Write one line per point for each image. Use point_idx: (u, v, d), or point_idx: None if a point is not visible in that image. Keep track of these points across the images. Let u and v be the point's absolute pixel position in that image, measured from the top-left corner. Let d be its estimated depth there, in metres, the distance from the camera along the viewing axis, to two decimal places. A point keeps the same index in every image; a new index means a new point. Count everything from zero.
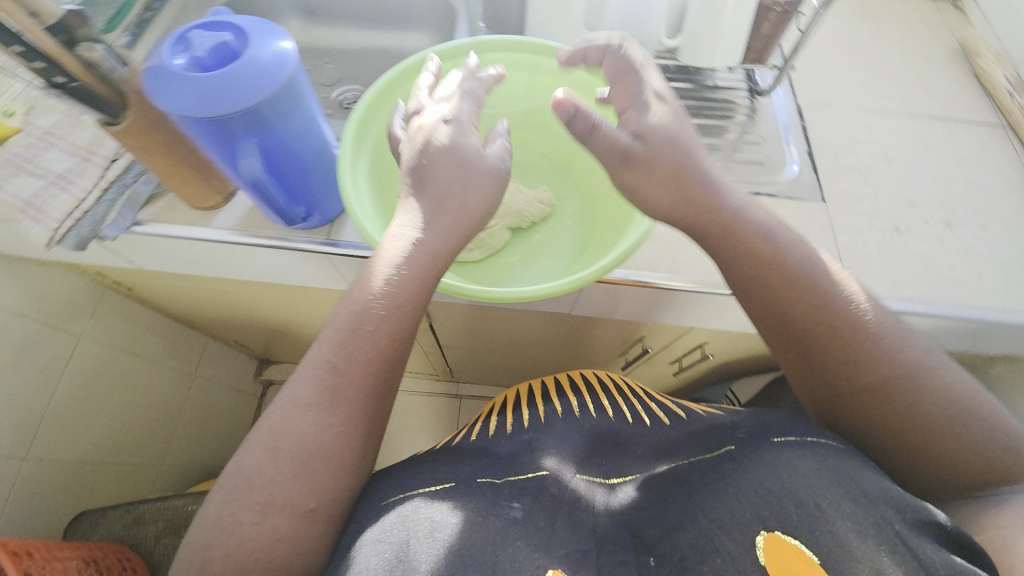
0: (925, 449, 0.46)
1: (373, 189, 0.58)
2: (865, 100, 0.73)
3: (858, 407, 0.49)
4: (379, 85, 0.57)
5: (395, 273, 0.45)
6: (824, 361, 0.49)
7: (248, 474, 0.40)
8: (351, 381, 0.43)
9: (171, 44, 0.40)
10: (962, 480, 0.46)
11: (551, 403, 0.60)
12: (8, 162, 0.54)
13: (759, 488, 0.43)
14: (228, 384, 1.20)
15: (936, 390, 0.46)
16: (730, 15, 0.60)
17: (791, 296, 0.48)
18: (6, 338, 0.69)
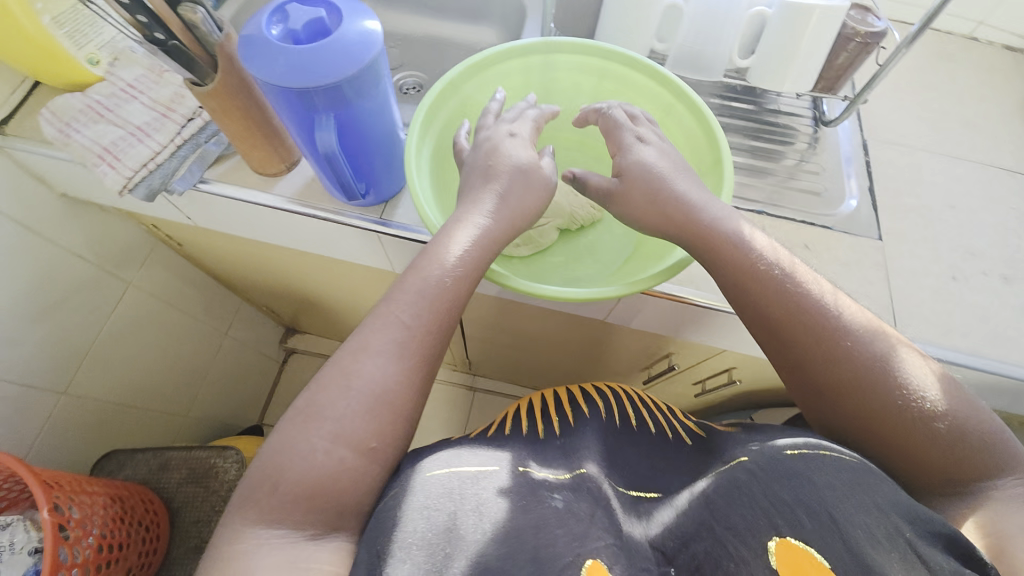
0: (900, 446, 0.43)
1: (433, 176, 0.59)
2: (933, 142, 0.71)
3: (830, 402, 0.46)
4: (450, 76, 0.58)
5: (462, 255, 0.47)
6: (792, 351, 0.47)
7: (318, 405, 0.42)
8: (416, 339, 0.45)
9: (269, 13, 0.41)
10: (942, 480, 0.42)
11: (580, 408, 0.59)
12: (90, 108, 0.58)
13: (770, 495, 0.42)
14: (255, 347, 1.23)
15: (905, 379, 0.44)
16: (810, 41, 0.58)
17: (761, 279, 0.48)
18: (61, 275, 0.73)
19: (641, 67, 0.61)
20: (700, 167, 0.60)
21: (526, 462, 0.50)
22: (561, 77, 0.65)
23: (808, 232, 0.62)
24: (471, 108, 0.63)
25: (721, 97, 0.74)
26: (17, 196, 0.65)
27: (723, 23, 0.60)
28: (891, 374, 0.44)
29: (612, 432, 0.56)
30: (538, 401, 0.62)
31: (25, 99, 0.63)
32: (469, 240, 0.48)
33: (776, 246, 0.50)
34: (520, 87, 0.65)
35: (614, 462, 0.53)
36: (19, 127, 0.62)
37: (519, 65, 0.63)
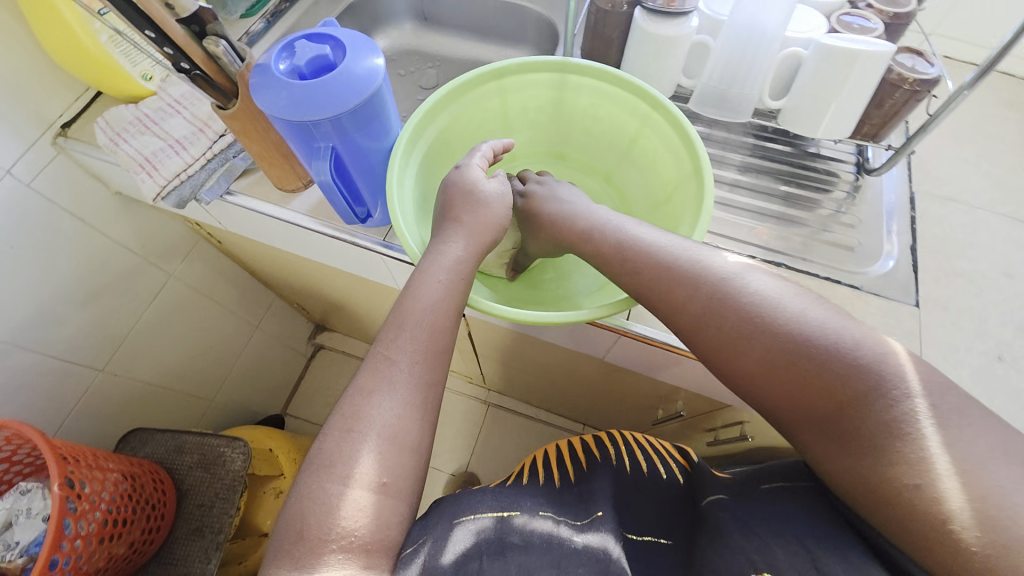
0: (770, 375, 0.40)
1: (416, 200, 0.58)
2: (993, 200, 0.64)
3: (701, 351, 0.44)
4: (426, 106, 0.56)
5: (443, 280, 0.48)
6: (681, 326, 0.44)
7: (328, 451, 0.41)
8: (406, 369, 0.45)
9: (278, 49, 0.43)
10: (821, 399, 0.38)
11: (593, 457, 0.61)
12: (139, 121, 0.63)
13: (753, 538, 0.43)
14: (284, 340, 1.30)
15: (752, 300, 0.41)
16: (850, 86, 0.54)
17: (612, 242, 0.49)
18: (109, 264, 0.80)
19: (603, 74, 0.58)
20: (680, 178, 0.57)
21: (547, 508, 0.53)
22: (537, 92, 0.62)
23: (832, 290, 0.57)
24: (450, 134, 0.61)
25: (754, 137, 0.70)
26: (75, 192, 0.72)
27: (752, 62, 0.56)
28: (738, 300, 0.42)
29: (623, 477, 0.58)
30: (554, 452, 0.64)
31: (88, 105, 0.71)
32: (445, 273, 0.49)
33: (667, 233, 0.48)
34: (497, 107, 0.63)
35: (628, 508, 0.55)
36: (80, 131, 0.69)
37: (494, 87, 0.60)
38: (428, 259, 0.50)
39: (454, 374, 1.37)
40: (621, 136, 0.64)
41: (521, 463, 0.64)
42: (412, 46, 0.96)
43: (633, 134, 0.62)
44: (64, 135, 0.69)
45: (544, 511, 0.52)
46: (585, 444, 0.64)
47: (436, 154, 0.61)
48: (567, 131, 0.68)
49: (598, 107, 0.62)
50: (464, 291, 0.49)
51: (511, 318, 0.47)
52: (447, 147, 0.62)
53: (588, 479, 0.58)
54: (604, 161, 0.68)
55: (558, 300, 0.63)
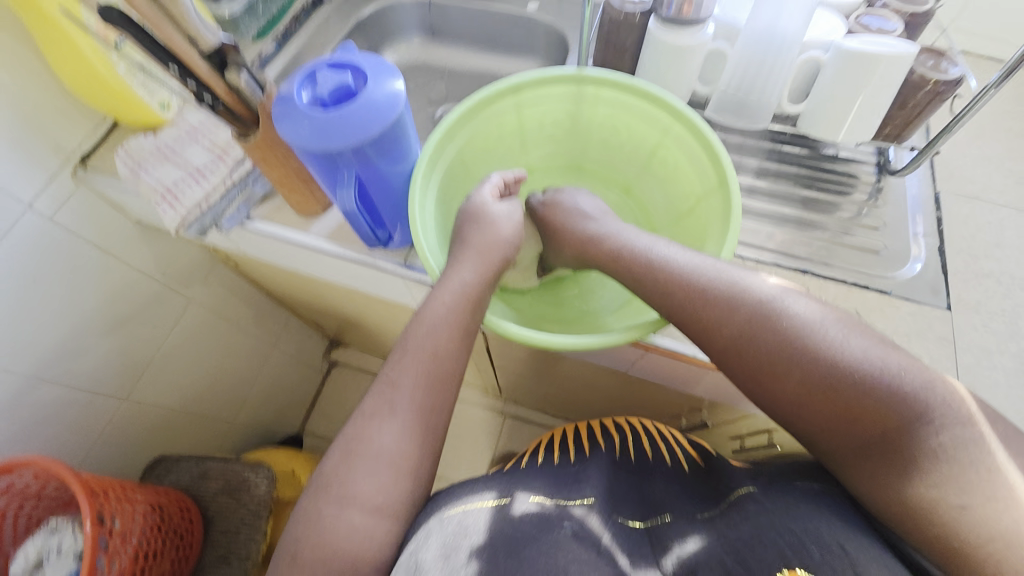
0: (812, 399, 0.40)
1: (438, 221, 0.58)
2: (1020, 197, 0.63)
3: (736, 369, 0.44)
4: (444, 125, 0.55)
5: (450, 302, 0.48)
6: (715, 346, 0.44)
7: (328, 475, 0.44)
8: (405, 396, 0.46)
9: (300, 79, 0.43)
10: (866, 424, 0.39)
11: (594, 446, 0.62)
12: (159, 151, 0.64)
13: (779, 528, 0.42)
14: (300, 358, 1.30)
15: (791, 323, 0.42)
16: (871, 88, 0.53)
17: (643, 261, 0.49)
18: (129, 293, 0.80)
19: (621, 87, 0.57)
20: (705, 190, 0.57)
21: (539, 493, 0.51)
22: (554, 107, 0.62)
23: (860, 296, 0.56)
24: (467, 152, 0.61)
25: (770, 140, 0.69)
26: (96, 223, 0.73)
27: (772, 66, 0.56)
28: (777, 323, 0.42)
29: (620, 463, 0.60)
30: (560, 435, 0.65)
31: (106, 136, 0.71)
32: (453, 294, 0.49)
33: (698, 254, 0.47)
34: (513, 123, 0.63)
35: (622, 495, 0.55)
36: (99, 161, 0.70)
37: (511, 103, 0.60)
38: (443, 280, 0.50)
39: (469, 386, 1.36)
40: (640, 148, 0.64)
41: (533, 442, 0.65)
42: (421, 62, 0.96)
43: (653, 146, 0.62)
44: (84, 167, 0.69)
45: (536, 497, 0.50)
46: (591, 432, 0.65)
47: (454, 174, 0.61)
48: (585, 143, 0.67)
49: (618, 119, 0.62)
50: (473, 315, 0.49)
51: (529, 344, 0.47)
52: (465, 166, 0.62)
53: (588, 465, 0.58)
54: (626, 172, 0.68)
55: (583, 321, 0.61)
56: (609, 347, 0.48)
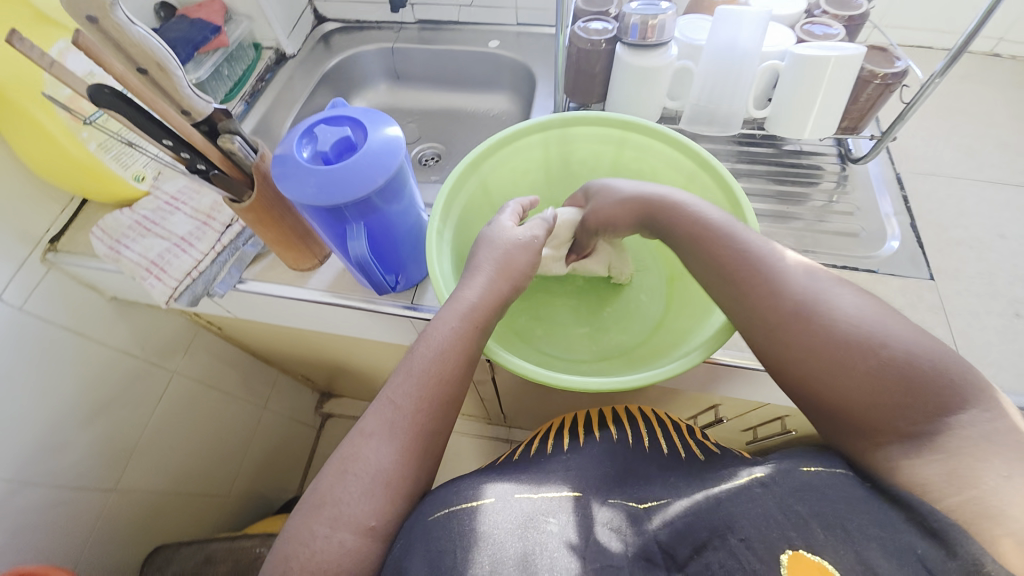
0: (852, 376, 0.39)
1: (453, 253, 0.59)
2: (970, 168, 0.69)
3: (764, 328, 0.44)
4: (470, 157, 0.60)
5: (456, 326, 0.47)
6: (748, 303, 0.45)
7: (322, 492, 0.41)
8: (409, 417, 0.44)
9: (299, 137, 0.44)
10: (906, 410, 0.37)
11: (591, 431, 0.60)
12: (138, 224, 0.62)
13: (782, 505, 0.39)
14: (293, 416, 1.25)
15: (851, 311, 0.41)
16: (827, 88, 0.58)
17: (698, 236, 0.48)
18: (110, 375, 0.75)
19: (651, 132, 0.61)
20: None
21: (521, 489, 0.47)
22: (580, 147, 0.66)
23: (851, 278, 0.59)
24: (492, 182, 0.64)
25: (738, 144, 0.73)
26: (70, 306, 0.69)
27: (737, 77, 0.60)
28: (836, 307, 0.42)
29: (622, 448, 0.57)
30: (564, 422, 0.64)
31: (74, 215, 0.69)
32: (457, 316, 0.48)
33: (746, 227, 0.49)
34: (539, 159, 0.67)
35: (622, 475, 0.53)
36: (70, 242, 0.67)
37: (539, 139, 0.64)
38: (449, 304, 0.49)
39: (473, 418, 1.33)
40: None
41: (529, 435, 0.65)
42: (389, 105, 0.98)
43: None
44: (54, 250, 0.66)
45: (518, 493, 0.46)
46: (589, 417, 0.64)
47: (476, 203, 0.64)
48: None
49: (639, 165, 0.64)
50: (475, 336, 0.47)
51: (534, 382, 0.49)
52: (488, 194, 0.65)
53: (582, 453, 0.56)
54: None
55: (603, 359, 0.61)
56: (631, 388, 0.48)
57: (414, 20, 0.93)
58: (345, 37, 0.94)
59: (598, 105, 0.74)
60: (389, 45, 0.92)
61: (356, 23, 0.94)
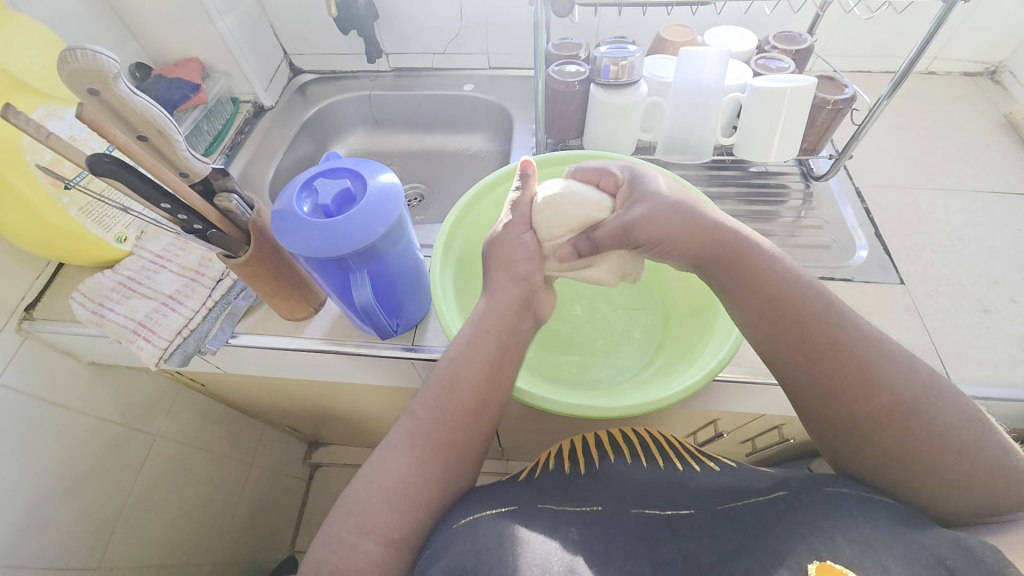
0: (943, 470, 0.39)
1: (458, 272, 0.62)
2: (922, 178, 0.75)
3: (844, 397, 0.43)
4: (486, 180, 0.63)
5: (471, 335, 0.49)
6: (834, 373, 0.43)
7: (348, 502, 0.43)
8: (429, 428, 0.46)
9: (299, 192, 0.46)
10: (982, 506, 0.38)
11: (607, 453, 0.60)
12: (122, 286, 0.60)
13: (809, 524, 0.40)
14: (281, 470, 1.19)
15: (953, 409, 0.40)
16: (787, 115, 0.62)
17: (793, 316, 0.45)
18: (89, 445, 0.70)
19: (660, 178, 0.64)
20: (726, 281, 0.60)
21: (548, 501, 0.51)
22: None
23: (830, 288, 0.63)
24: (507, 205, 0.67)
25: (708, 169, 0.78)
26: (47, 376, 0.66)
27: (705, 109, 0.64)
28: (939, 403, 0.41)
29: (642, 471, 0.56)
30: (579, 442, 0.62)
31: (50, 280, 0.66)
32: (471, 325, 0.50)
33: (827, 294, 0.46)
34: None
35: (647, 494, 0.53)
36: (47, 308, 0.64)
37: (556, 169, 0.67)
38: (466, 320, 0.51)
39: None
40: None
41: (543, 454, 0.62)
42: (369, 149, 0.99)
43: None
44: (30, 319, 0.63)
45: (545, 504, 0.50)
46: (604, 435, 0.62)
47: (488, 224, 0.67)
48: None
49: None
50: (488, 340, 0.49)
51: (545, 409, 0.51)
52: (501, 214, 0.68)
53: (600, 478, 0.55)
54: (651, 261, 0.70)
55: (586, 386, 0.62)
56: (631, 415, 0.51)
57: (389, 68, 0.96)
58: (322, 87, 0.95)
59: (575, 139, 0.77)
60: (367, 92, 0.95)
61: (332, 73, 0.97)
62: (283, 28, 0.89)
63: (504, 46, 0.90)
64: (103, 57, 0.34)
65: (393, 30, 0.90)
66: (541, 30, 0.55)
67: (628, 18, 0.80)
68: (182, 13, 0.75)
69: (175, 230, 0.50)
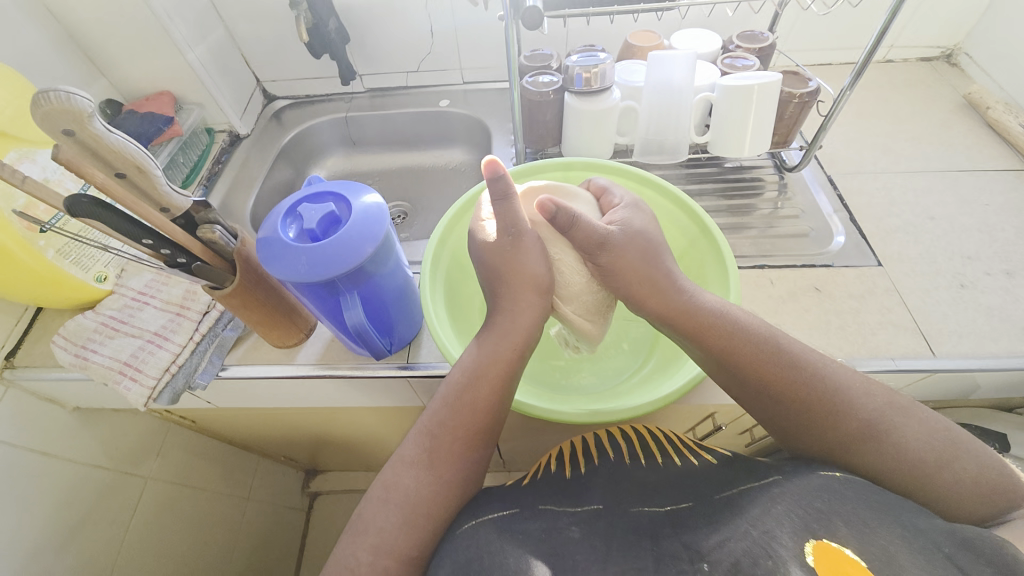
0: (921, 482, 0.41)
1: (452, 272, 0.63)
2: (890, 162, 0.78)
3: (811, 433, 0.44)
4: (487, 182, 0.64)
5: (491, 348, 0.48)
6: (796, 415, 0.44)
7: (365, 520, 0.43)
8: (445, 445, 0.46)
9: (284, 218, 0.46)
10: (971, 504, 0.40)
11: (606, 452, 0.59)
12: (104, 326, 0.59)
13: (804, 504, 0.39)
14: (280, 502, 1.17)
15: (917, 425, 0.42)
16: (757, 111, 0.64)
17: (752, 359, 0.45)
18: (78, 493, 0.68)
19: (664, 192, 0.65)
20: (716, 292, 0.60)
21: (548, 502, 0.51)
22: None
23: (813, 274, 0.64)
24: None
25: (685, 167, 0.80)
26: (31, 424, 0.64)
27: (678, 109, 0.65)
28: (899, 420, 0.42)
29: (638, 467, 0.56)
30: (580, 443, 0.63)
31: (30, 326, 0.65)
32: (486, 337, 0.49)
33: (783, 336, 0.46)
34: None
35: (648, 485, 0.53)
36: (28, 355, 0.63)
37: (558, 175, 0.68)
38: (483, 331, 0.50)
39: None
40: None
41: (543, 457, 0.63)
42: (349, 170, 0.99)
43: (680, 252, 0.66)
44: (11, 366, 0.62)
45: (545, 505, 0.50)
46: (603, 438, 0.63)
47: None
48: None
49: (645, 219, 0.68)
50: (507, 356, 0.48)
51: (521, 411, 0.52)
52: None
53: (599, 474, 0.55)
54: None
55: (564, 392, 0.62)
56: (625, 417, 0.51)
57: (363, 89, 0.96)
58: (297, 112, 0.95)
59: (554, 147, 0.78)
60: (342, 115, 0.95)
61: (306, 98, 0.96)
62: (254, 56, 0.89)
63: (477, 60, 0.92)
64: (77, 97, 0.34)
65: (365, 52, 0.90)
66: (511, 44, 0.56)
67: (597, 27, 0.82)
68: (150, 47, 0.75)
69: (157, 264, 0.50)
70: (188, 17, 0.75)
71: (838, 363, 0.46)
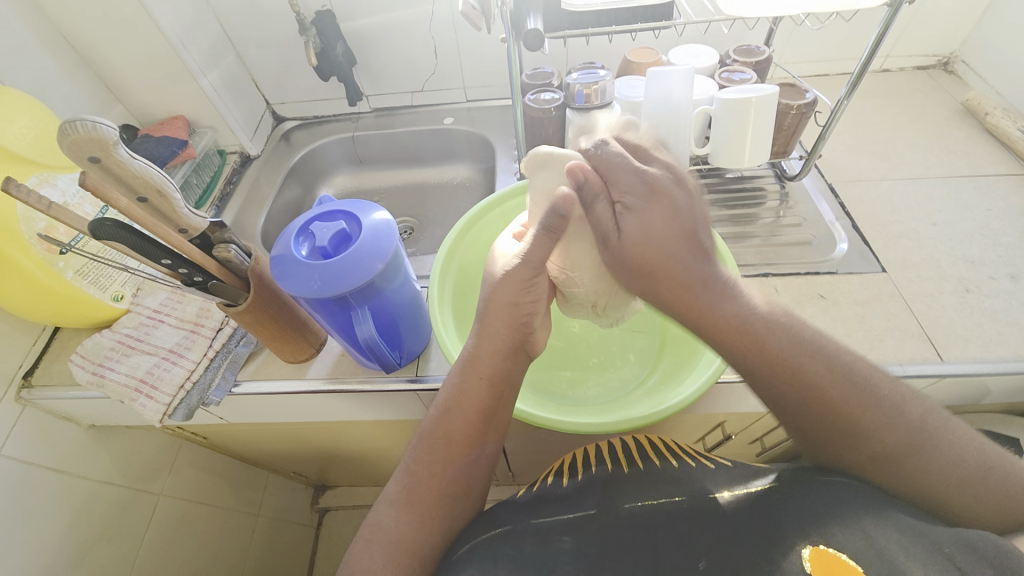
0: (943, 497, 0.41)
1: (460, 284, 0.64)
2: (890, 169, 0.79)
3: (842, 438, 0.43)
4: (493, 196, 0.66)
5: (458, 380, 0.49)
6: (834, 418, 0.43)
7: (352, 563, 0.44)
8: (423, 483, 0.46)
9: (296, 236, 0.47)
10: (1000, 515, 0.40)
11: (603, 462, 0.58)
12: (120, 344, 0.60)
13: (805, 510, 0.41)
14: (289, 519, 1.16)
15: (959, 437, 0.42)
16: (755, 123, 0.65)
17: (787, 354, 0.44)
18: (92, 511, 0.69)
19: None
20: None
21: (542, 515, 0.50)
22: None
23: (816, 282, 0.65)
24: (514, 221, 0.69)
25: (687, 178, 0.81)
26: (48, 442, 0.65)
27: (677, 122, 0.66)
28: (946, 429, 0.42)
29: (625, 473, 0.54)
30: (585, 450, 0.62)
31: (47, 346, 0.67)
32: (457, 370, 0.49)
33: (821, 335, 0.45)
34: None
35: (643, 483, 0.52)
36: (46, 374, 0.64)
37: None
38: (453, 363, 0.50)
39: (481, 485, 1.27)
40: None
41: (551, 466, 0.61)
42: (355, 187, 1.01)
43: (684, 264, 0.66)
44: (29, 386, 0.63)
45: (540, 519, 0.49)
46: (610, 444, 0.61)
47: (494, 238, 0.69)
48: None
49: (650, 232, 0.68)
50: (476, 387, 0.48)
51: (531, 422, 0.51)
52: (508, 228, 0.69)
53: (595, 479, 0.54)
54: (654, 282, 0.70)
55: (571, 402, 0.62)
56: (630, 425, 0.51)
57: (370, 108, 0.99)
58: (306, 133, 0.98)
59: None
60: (349, 134, 0.97)
61: (314, 118, 0.99)
62: (264, 81, 0.92)
63: (480, 79, 0.94)
64: (103, 126, 0.36)
65: (371, 74, 0.93)
66: (513, 64, 0.57)
67: (596, 45, 0.84)
68: (165, 75, 0.78)
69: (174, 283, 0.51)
70: (202, 45, 0.79)
71: (881, 368, 0.46)
